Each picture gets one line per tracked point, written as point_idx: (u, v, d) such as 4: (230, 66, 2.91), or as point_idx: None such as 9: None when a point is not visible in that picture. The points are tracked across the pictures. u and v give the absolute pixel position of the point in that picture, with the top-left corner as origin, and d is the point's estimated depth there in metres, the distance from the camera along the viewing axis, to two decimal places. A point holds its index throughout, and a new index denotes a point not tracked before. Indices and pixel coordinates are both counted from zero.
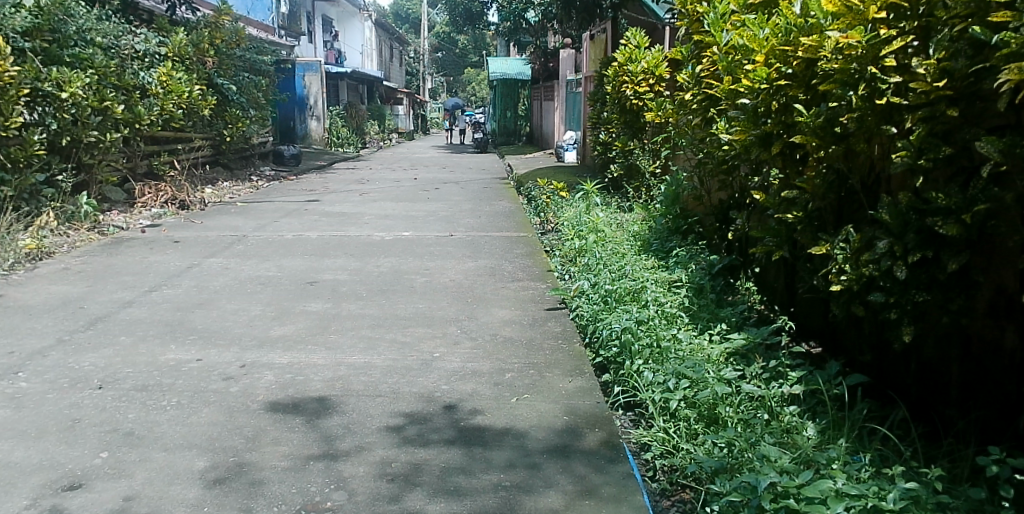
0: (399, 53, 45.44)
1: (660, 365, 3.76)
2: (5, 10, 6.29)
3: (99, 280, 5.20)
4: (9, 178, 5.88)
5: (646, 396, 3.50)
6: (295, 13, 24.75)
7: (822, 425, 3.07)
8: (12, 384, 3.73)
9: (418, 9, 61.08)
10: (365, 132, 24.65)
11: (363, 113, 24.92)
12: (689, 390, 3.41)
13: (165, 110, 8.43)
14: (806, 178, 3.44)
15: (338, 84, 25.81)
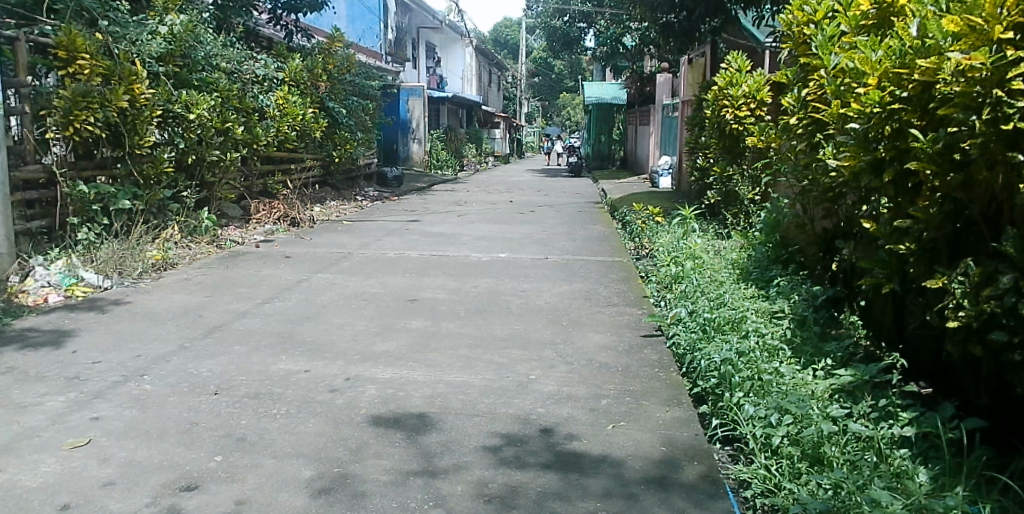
0: (497, 79, 46.39)
1: (762, 399, 3.60)
2: (143, 37, 6.66)
3: (218, 291, 5.48)
4: (141, 194, 6.31)
5: (746, 430, 3.35)
6: (402, 41, 25.71)
7: (936, 471, 2.87)
8: (138, 386, 3.97)
9: (517, 36, 62.27)
10: (464, 155, 25.14)
11: (462, 137, 25.48)
12: (793, 426, 3.24)
13: (280, 131, 8.86)
14: (920, 206, 3.24)
15: (440, 109, 26.53)
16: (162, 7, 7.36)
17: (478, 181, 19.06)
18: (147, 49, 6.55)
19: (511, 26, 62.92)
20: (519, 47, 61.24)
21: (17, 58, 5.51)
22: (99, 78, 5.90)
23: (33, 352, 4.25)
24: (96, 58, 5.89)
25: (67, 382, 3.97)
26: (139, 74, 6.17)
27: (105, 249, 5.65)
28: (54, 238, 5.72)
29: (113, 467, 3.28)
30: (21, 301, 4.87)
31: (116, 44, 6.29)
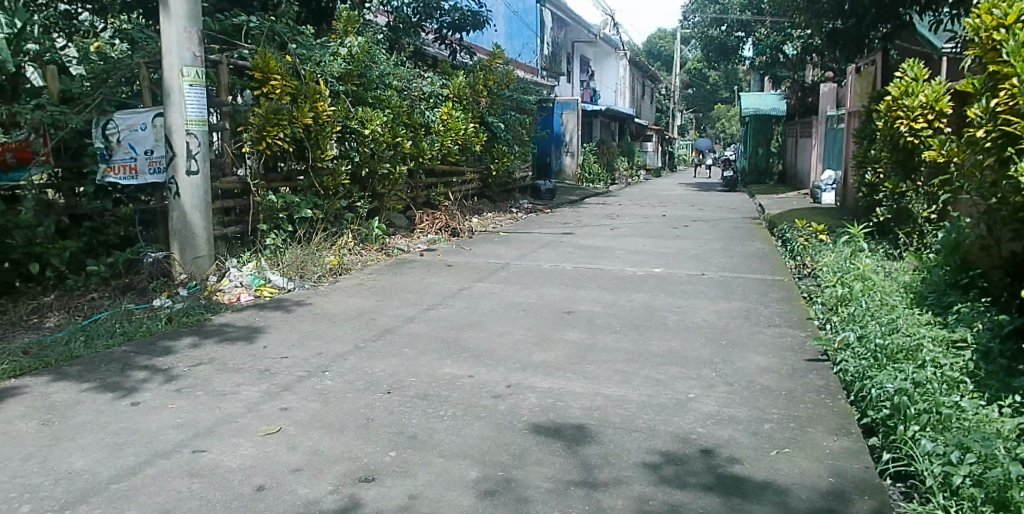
0: (650, 91, 45.84)
1: (940, 434, 3.33)
2: (326, 57, 7.14)
3: (387, 296, 5.83)
4: (321, 203, 6.83)
5: (922, 467, 3.12)
6: (558, 56, 26.09)
7: None
8: (320, 382, 4.31)
9: (669, 47, 61.28)
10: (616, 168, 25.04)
11: (613, 149, 25.40)
12: (977, 466, 2.98)
13: (444, 146, 9.25)
14: None
15: (592, 122, 26.64)
16: (342, 30, 7.87)
17: (629, 195, 18.92)
18: (329, 69, 7.03)
19: (666, 38, 62.00)
20: (671, 58, 60.25)
21: (219, 80, 6.09)
22: (288, 97, 6.36)
23: (231, 345, 4.73)
24: (285, 79, 6.34)
25: (259, 374, 4.37)
26: (321, 92, 6.63)
27: (289, 254, 6.15)
28: (247, 243, 6.32)
29: (300, 455, 3.59)
30: (218, 299, 5.42)
31: (303, 66, 6.81)
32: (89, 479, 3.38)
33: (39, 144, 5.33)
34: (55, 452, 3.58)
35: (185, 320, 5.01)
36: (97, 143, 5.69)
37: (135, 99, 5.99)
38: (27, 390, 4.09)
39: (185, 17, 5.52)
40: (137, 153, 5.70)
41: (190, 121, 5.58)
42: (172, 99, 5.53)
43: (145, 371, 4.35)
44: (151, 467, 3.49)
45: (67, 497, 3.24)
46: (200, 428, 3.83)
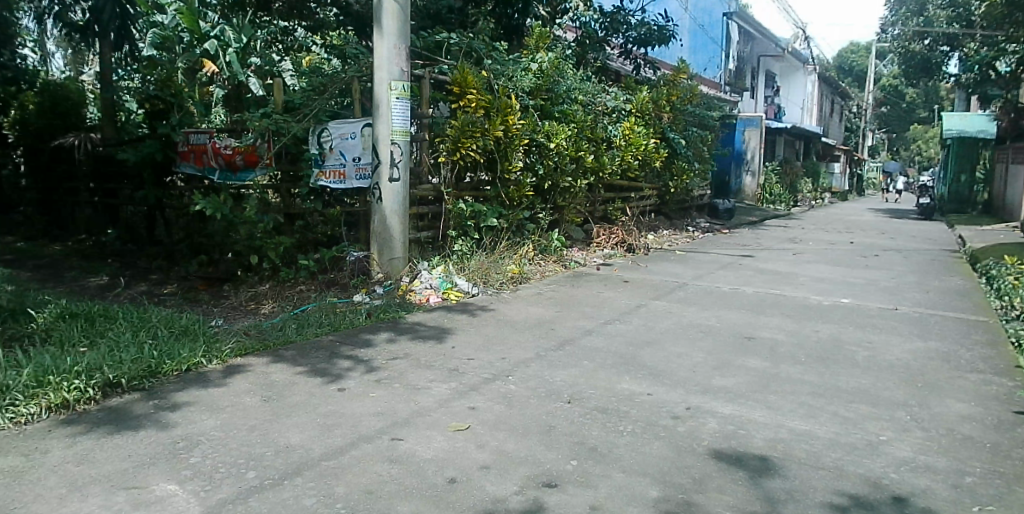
0: (840, 109, 43.07)
1: None
2: (518, 73, 7.48)
3: (566, 307, 6.00)
4: (506, 213, 7.12)
5: None
6: (743, 71, 25.32)
7: None
8: (505, 385, 4.55)
9: (861, 61, 57.31)
10: (799, 190, 23.72)
11: (798, 170, 24.11)
12: None
13: (624, 160, 9.25)
14: None
15: (776, 140, 25.54)
16: (534, 46, 8.15)
17: (810, 218, 17.97)
18: (520, 84, 7.35)
19: (857, 52, 58.17)
20: (863, 72, 56.31)
21: (422, 94, 6.56)
22: (481, 110, 6.71)
23: (423, 343, 5.07)
24: (480, 93, 6.72)
25: (450, 372, 4.68)
26: (512, 106, 6.92)
27: (474, 260, 6.48)
28: (437, 247, 6.74)
29: (487, 453, 3.80)
30: (410, 298, 5.81)
31: (496, 80, 7.19)
32: (303, 454, 3.79)
33: (263, 149, 6.02)
34: (274, 426, 4.03)
35: (382, 315, 5.44)
36: (312, 149, 6.22)
37: (347, 108, 6.54)
38: (251, 368, 4.63)
39: (396, 34, 5.94)
40: (347, 159, 6.14)
41: (395, 131, 5.96)
42: (381, 110, 5.96)
43: (349, 360, 4.77)
44: (355, 450, 3.84)
45: (285, 468, 3.65)
46: (397, 418, 4.16)
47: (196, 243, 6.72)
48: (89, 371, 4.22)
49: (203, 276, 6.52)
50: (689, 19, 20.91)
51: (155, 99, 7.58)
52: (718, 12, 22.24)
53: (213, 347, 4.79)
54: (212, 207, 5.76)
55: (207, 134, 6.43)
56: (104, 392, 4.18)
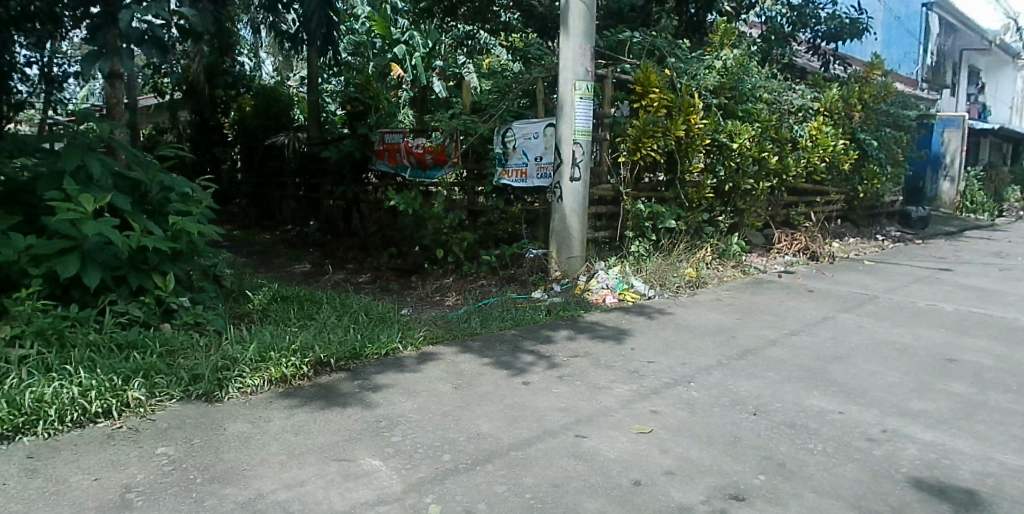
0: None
1: None
2: (702, 70, 7.37)
3: (746, 316, 5.88)
4: (684, 215, 7.05)
5: None
6: (942, 66, 23.23)
7: None
8: (686, 391, 4.54)
9: None
10: (1006, 198, 21.19)
11: (1005, 176, 21.67)
12: None
13: (810, 162, 8.85)
14: None
15: (978, 141, 23.17)
16: (718, 43, 8.01)
17: (1015, 230, 16.17)
18: (704, 82, 7.26)
19: None
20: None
21: (604, 93, 6.69)
22: (663, 110, 6.69)
23: (602, 343, 5.18)
24: (662, 92, 6.69)
25: (630, 375, 4.75)
26: (696, 105, 6.80)
27: (651, 263, 6.51)
28: (614, 247, 6.83)
29: (671, 459, 3.80)
30: (587, 297, 5.89)
31: (679, 79, 7.16)
32: (492, 442, 3.97)
33: (451, 148, 6.53)
34: (465, 413, 4.26)
35: (561, 313, 5.58)
36: (497, 148, 6.54)
37: (530, 109, 6.75)
38: (442, 356, 4.91)
39: (582, 35, 6.05)
40: (529, 159, 6.36)
41: (577, 131, 6.06)
42: (565, 110, 6.09)
43: (532, 355, 4.95)
44: (541, 443, 3.97)
45: (476, 455, 3.84)
46: (580, 415, 4.26)
47: (387, 236, 7.36)
48: (302, 350, 4.65)
49: (391, 267, 7.19)
50: (884, 12, 20.95)
51: (356, 100, 7.80)
52: (917, 3, 20.76)
53: (407, 334, 5.13)
54: (404, 203, 6.31)
55: (403, 135, 7.03)
56: (315, 369, 4.60)
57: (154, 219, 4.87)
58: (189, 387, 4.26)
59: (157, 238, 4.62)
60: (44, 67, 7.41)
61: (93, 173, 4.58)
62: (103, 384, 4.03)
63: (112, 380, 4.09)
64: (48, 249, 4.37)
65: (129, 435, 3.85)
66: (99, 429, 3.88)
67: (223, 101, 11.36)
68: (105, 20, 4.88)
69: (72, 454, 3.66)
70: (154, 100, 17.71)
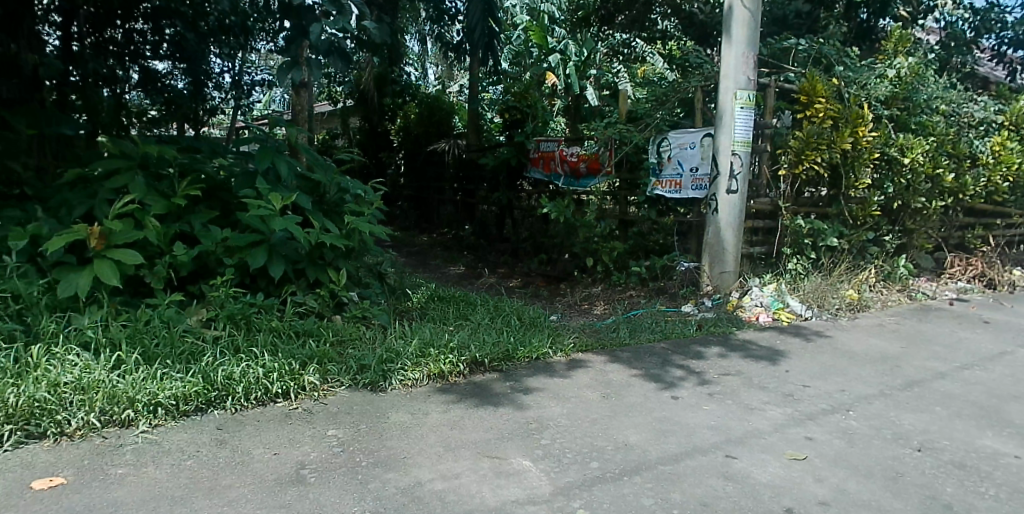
0: None
1: None
2: (873, 80, 7.02)
3: (913, 345, 5.54)
4: (847, 233, 6.78)
5: None
6: None
7: None
8: (844, 420, 4.34)
9: None
10: None
11: None
12: None
13: (991, 181, 8.19)
14: None
15: None
16: (892, 51, 7.57)
17: None
18: (874, 93, 6.91)
19: None
20: None
21: (766, 102, 6.59)
22: (830, 121, 6.46)
23: (754, 363, 5.08)
24: (829, 102, 6.45)
25: (784, 397, 4.61)
26: (864, 116, 6.48)
27: (810, 282, 6.33)
28: (770, 264, 6.66)
29: (826, 489, 3.63)
30: (739, 314, 5.82)
31: (847, 89, 6.87)
32: (640, 454, 3.97)
33: (606, 156, 6.70)
34: (614, 423, 4.29)
35: (712, 329, 5.54)
36: (651, 157, 6.53)
37: (685, 119, 6.69)
38: (591, 364, 4.99)
39: (745, 43, 5.97)
40: (684, 169, 6.31)
41: (737, 142, 5.95)
42: (724, 120, 6.00)
43: (681, 370, 4.93)
44: (690, 460, 3.92)
45: (624, 465, 3.86)
46: (730, 435, 4.18)
47: (539, 243, 7.60)
48: (459, 349, 4.87)
49: (541, 273, 7.46)
50: None
51: (514, 109, 8.06)
52: None
53: (558, 340, 5.24)
54: (557, 210, 6.62)
55: (558, 143, 7.23)
56: (470, 368, 4.80)
57: (330, 217, 5.28)
58: (356, 376, 4.59)
59: (333, 235, 5.00)
60: (235, 76, 8.30)
61: (281, 174, 5.02)
62: (282, 367, 4.41)
63: (290, 364, 4.46)
64: (242, 241, 4.83)
65: (304, 415, 4.20)
66: (278, 408, 4.26)
67: (390, 108, 12.08)
68: (299, 32, 5.30)
69: (256, 429, 4.03)
70: (327, 107, 19.14)
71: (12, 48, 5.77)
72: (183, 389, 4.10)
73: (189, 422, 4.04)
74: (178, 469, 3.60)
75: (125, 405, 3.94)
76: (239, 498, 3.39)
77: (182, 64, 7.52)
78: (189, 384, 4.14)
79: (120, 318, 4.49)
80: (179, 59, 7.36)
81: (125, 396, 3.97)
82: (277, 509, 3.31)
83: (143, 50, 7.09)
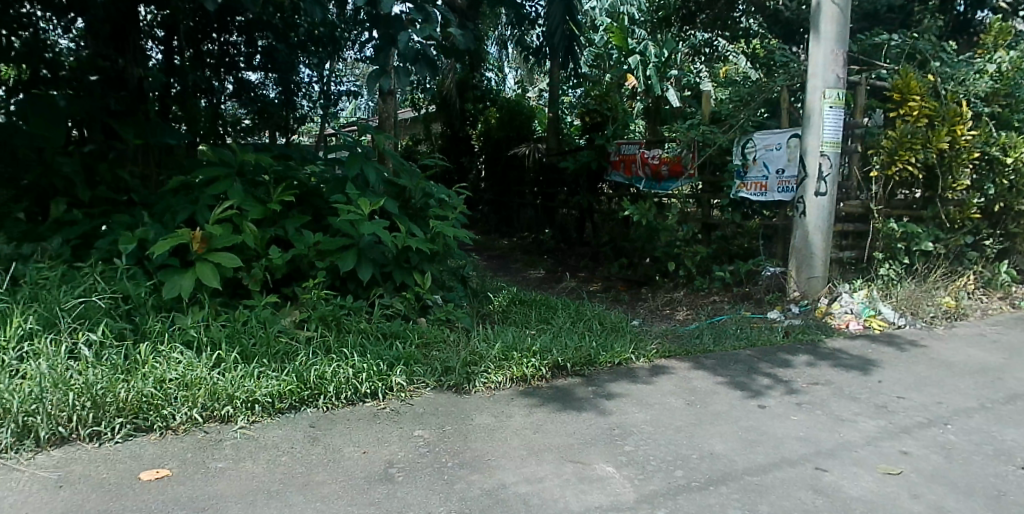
0: None
1: None
2: (971, 75, 6.63)
3: (1017, 356, 5.26)
4: (943, 237, 6.50)
5: None
6: None
7: None
8: (942, 434, 4.16)
9: None
10: None
11: None
12: None
13: None
14: None
15: None
16: (992, 44, 7.18)
17: None
18: (974, 89, 6.54)
19: None
20: None
21: (856, 102, 6.43)
22: (925, 119, 6.18)
23: (845, 372, 4.93)
24: (924, 100, 6.19)
25: (877, 409, 4.46)
26: (963, 114, 6.19)
27: (903, 288, 6.10)
28: (860, 269, 6.49)
29: (923, 505, 3.47)
30: (828, 321, 5.68)
31: (944, 85, 6.57)
32: (726, 464, 3.90)
33: (688, 158, 6.63)
34: (698, 431, 4.24)
35: (800, 336, 5.42)
36: (736, 160, 6.44)
37: (770, 120, 6.55)
38: (674, 370, 4.96)
39: (835, 40, 5.81)
40: (770, 172, 6.21)
41: (826, 143, 5.79)
42: (813, 120, 5.84)
43: (768, 378, 4.84)
44: (778, 471, 3.81)
45: (709, 474, 3.80)
46: (820, 447, 4.06)
47: (619, 247, 7.62)
48: (542, 352, 4.91)
49: (623, 277, 7.45)
50: None
51: (595, 113, 8.34)
52: None
53: (640, 345, 5.22)
54: (639, 214, 6.58)
55: (640, 146, 7.23)
56: (553, 372, 4.83)
57: (416, 221, 5.45)
58: (441, 377, 4.69)
59: (419, 239, 5.17)
60: (324, 85, 8.41)
61: (370, 179, 5.20)
62: (371, 368, 4.55)
63: (378, 365, 4.60)
64: (333, 245, 5.02)
65: (392, 415, 4.32)
66: (367, 407, 4.39)
67: (471, 114, 12.27)
68: (386, 41, 5.43)
69: (346, 427, 4.17)
70: (409, 113, 19.58)
71: (121, 63, 6.23)
72: (279, 387, 4.28)
73: (284, 419, 4.21)
74: (273, 464, 3.75)
75: (224, 402, 4.14)
76: (331, 494, 3.51)
77: (274, 74, 7.79)
78: (284, 383, 4.32)
79: (220, 318, 4.72)
80: (271, 70, 7.64)
81: (224, 393, 4.17)
82: (367, 506, 3.41)
83: (237, 62, 7.48)
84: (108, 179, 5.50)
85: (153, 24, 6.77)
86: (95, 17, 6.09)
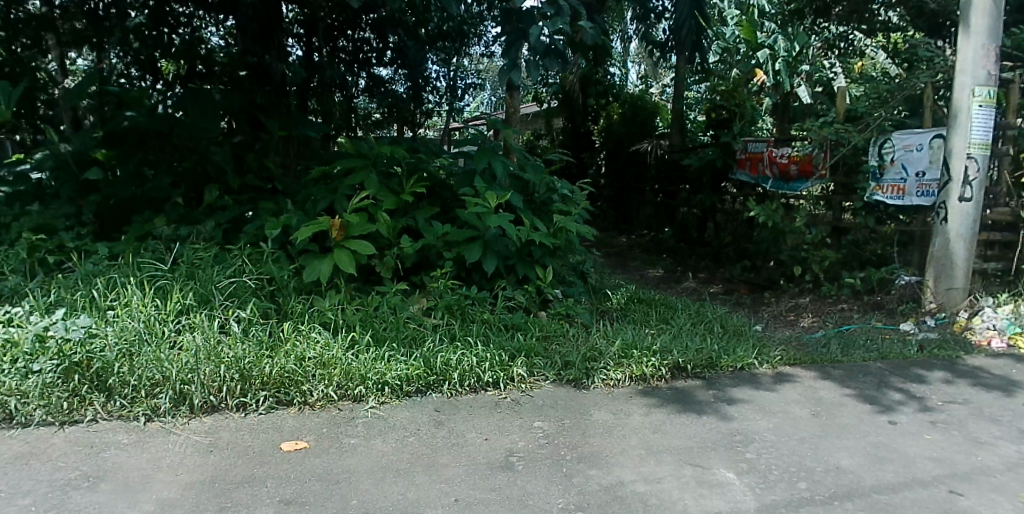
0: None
1: None
2: None
3: None
4: None
5: None
6: None
7: None
8: None
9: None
10: None
11: None
12: None
13: None
14: None
15: None
16: None
17: None
18: None
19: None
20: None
21: (1009, 100, 5.97)
22: None
23: (985, 392, 4.68)
24: None
25: (1020, 434, 4.19)
26: None
27: None
28: (1006, 281, 6.18)
29: None
30: (968, 337, 5.44)
31: None
32: (853, 479, 3.72)
33: (820, 158, 6.43)
34: (824, 443, 4.09)
35: (936, 352, 5.20)
36: (871, 160, 6.19)
37: (910, 119, 6.21)
38: (799, 379, 4.87)
39: (986, 33, 5.48)
40: (909, 174, 5.94)
41: (973, 145, 5.51)
42: (959, 119, 5.55)
43: (900, 394, 4.67)
44: (909, 492, 3.61)
45: (834, 489, 3.62)
46: (956, 470, 3.82)
47: (742, 249, 7.55)
48: (662, 352, 4.91)
49: (744, 280, 7.35)
50: None
51: (721, 109, 8.57)
52: None
53: (763, 351, 5.15)
54: (766, 214, 6.57)
55: (768, 144, 7.11)
56: (672, 372, 4.82)
57: (541, 216, 5.61)
58: (561, 371, 4.76)
59: (543, 234, 5.29)
60: (450, 80, 8.86)
61: (497, 173, 5.35)
62: (494, 358, 4.68)
63: (501, 355, 4.72)
64: (460, 237, 5.22)
65: (512, 405, 4.40)
66: (489, 396, 4.49)
67: (594, 109, 12.27)
68: (517, 35, 5.48)
69: (469, 414, 4.28)
70: (533, 107, 19.83)
71: (266, 60, 6.69)
72: (407, 371, 4.47)
73: (411, 401, 4.38)
74: (401, 444, 3.90)
75: (357, 382, 4.36)
76: (455, 478, 3.60)
77: (403, 70, 8.18)
78: (412, 367, 4.50)
79: (354, 302, 4.99)
80: (401, 65, 7.97)
81: (358, 373, 4.39)
82: (489, 492, 3.48)
83: (370, 58, 7.83)
84: (255, 168, 6.02)
85: (294, 22, 7.17)
86: (245, 16, 6.47)
